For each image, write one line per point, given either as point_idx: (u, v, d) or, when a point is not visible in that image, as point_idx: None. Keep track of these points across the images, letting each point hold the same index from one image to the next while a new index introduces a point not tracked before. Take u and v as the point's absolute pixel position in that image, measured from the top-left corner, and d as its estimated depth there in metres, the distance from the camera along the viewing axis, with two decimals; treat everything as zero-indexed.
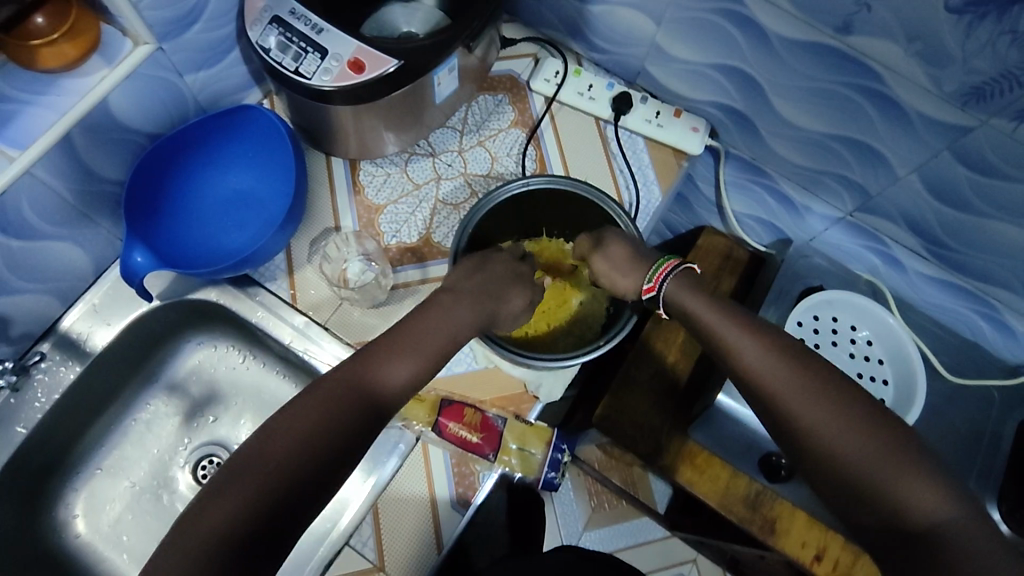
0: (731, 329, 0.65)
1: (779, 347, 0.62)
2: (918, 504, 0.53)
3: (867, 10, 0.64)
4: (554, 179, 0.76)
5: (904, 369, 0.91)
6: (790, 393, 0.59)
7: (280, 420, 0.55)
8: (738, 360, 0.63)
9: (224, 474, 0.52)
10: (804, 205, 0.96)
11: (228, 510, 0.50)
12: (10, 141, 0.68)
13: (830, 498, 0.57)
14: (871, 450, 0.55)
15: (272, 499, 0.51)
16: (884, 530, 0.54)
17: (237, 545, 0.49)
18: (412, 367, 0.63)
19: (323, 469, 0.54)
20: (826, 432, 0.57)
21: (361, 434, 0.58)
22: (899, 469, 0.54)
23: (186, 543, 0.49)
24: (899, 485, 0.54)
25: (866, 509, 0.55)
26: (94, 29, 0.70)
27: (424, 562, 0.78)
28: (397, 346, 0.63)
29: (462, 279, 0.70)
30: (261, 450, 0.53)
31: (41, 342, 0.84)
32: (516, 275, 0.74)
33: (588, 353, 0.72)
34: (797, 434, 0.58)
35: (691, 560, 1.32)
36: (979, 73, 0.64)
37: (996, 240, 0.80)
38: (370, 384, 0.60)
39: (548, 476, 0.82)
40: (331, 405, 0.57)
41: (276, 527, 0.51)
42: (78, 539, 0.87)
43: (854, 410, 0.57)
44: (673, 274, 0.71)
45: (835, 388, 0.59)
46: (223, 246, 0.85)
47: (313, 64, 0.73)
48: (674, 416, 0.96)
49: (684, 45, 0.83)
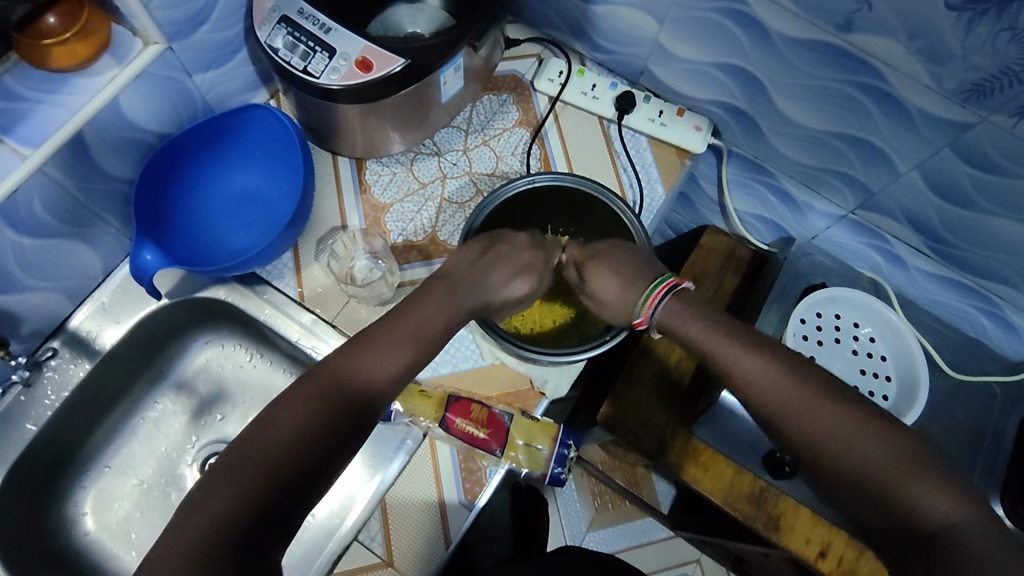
0: (733, 344, 0.65)
1: (781, 359, 0.63)
2: (919, 498, 0.54)
3: (869, 8, 0.65)
4: (558, 176, 0.78)
5: (907, 364, 0.92)
6: (795, 403, 0.60)
7: (278, 411, 0.56)
8: (736, 372, 0.64)
9: (222, 465, 0.53)
10: (806, 203, 0.97)
11: (225, 502, 0.50)
12: (22, 139, 0.68)
13: (838, 503, 0.58)
14: (875, 451, 0.56)
15: (270, 493, 0.52)
16: (895, 534, 0.54)
17: (237, 539, 0.49)
18: (407, 356, 0.63)
19: (320, 460, 0.55)
20: (835, 440, 0.57)
21: (358, 424, 0.58)
22: (908, 473, 0.55)
23: (183, 538, 0.49)
24: (908, 489, 0.54)
25: (876, 513, 0.55)
26: (104, 29, 0.70)
27: (432, 556, 0.78)
28: (392, 335, 0.64)
29: (459, 267, 0.73)
30: (259, 441, 0.54)
31: (51, 339, 0.85)
32: (520, 264, 0.75)
33: (592, 348, 0.74)
34: (803, 441, 0.59)
35: (694, 560, 1.31)
36: (979, 70, 0.65)
37: (998, 237, 0.81)
38: (367, 376, 0.60)
39: (554, 472, 0.83)
40: (328, 396, 0.58)
41: (275, 520, 0.52)
42: (86, 537, 0.87)
43: (860, 419, 0.58)
44: (661, 304, 0.71)
45: (840, 398, 0.60)
46: (232, 244, 0.86)
47: (321, 64, 0.74)
48: (678, 412, 0.96)
49: (686, 45, 0.84)
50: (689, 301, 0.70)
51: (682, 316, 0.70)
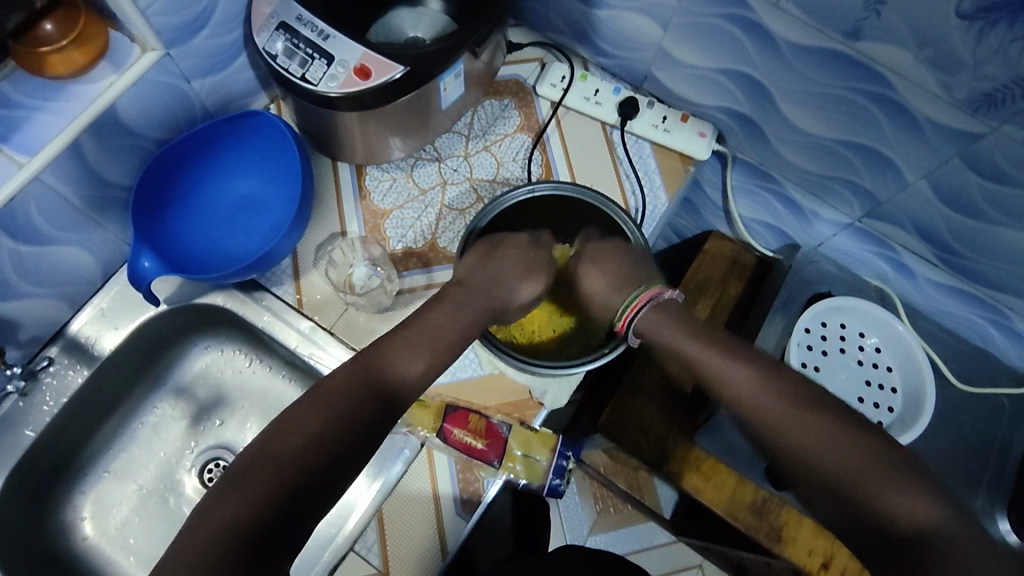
0: (719, 363, 0.66)
1: (765, 374, 0.64)
2: (906, 508, 0.55)
3: (877, 15, 0.64)
4: (558, 185, 0.75)
5: (914, 376, 0.92)
6: (784, 419, 0.61)
7: (292, 414, 0.56)
8: (726, 390, 0.64)
9: (238, 466, 0.53)
10: (812, 210, 0.96)
11: (240, 503, 0.51)
12: (18, 146, 0.68)
13: (828, 512, 0.59)
14: (859, 461, 0.58)
15: (283, 495, 0.52)
16: (881, 542, 0.56)
17: (249, 541, 0.49)
18: (425, 362, 0.64)
19: (334, 463, 0.55)
20: (823, 456, 0.58)
21: (372, 429, 0.58)
22: (893, 483, 0.56)
23: (193, 540, 0.49)
24: (893, 499, 0.56)
25: (867, 520, 0.56)
26: (101, 35, 0.70)
27: (429, 565, 0.78)
28: (410, 341, 0.64)
29: (471, 272, 0.71)
30: (274, 442, 0.54)
31: (49, 346, 0.85)
32: (528, 266, 0.73)
33: (591, 361, 0.70)
34: (793, 457, 0.60)
35: (697, 566, 1.30)
36: (989, 79, 0.63)
37: (1006, 247, 0.79)
38: (386, 378, 0.61)
39: (553, 483, 0.84)
40: (345, 398, 0.58)
41: (287, 522, 0.51)
42: (86, 542, 0.87)
43: (845, 431, 0.59)
44: (647, 307, 0.71)
45: (831, 410, 0.61)
46: (229, 251, 0.86)
47: (319, 70, 0.73)
48: (680, 422, 0.94)
49: (691, 51, 0.82)
50: (675, 318, 0.71)
51: (669, 335, 0.70)
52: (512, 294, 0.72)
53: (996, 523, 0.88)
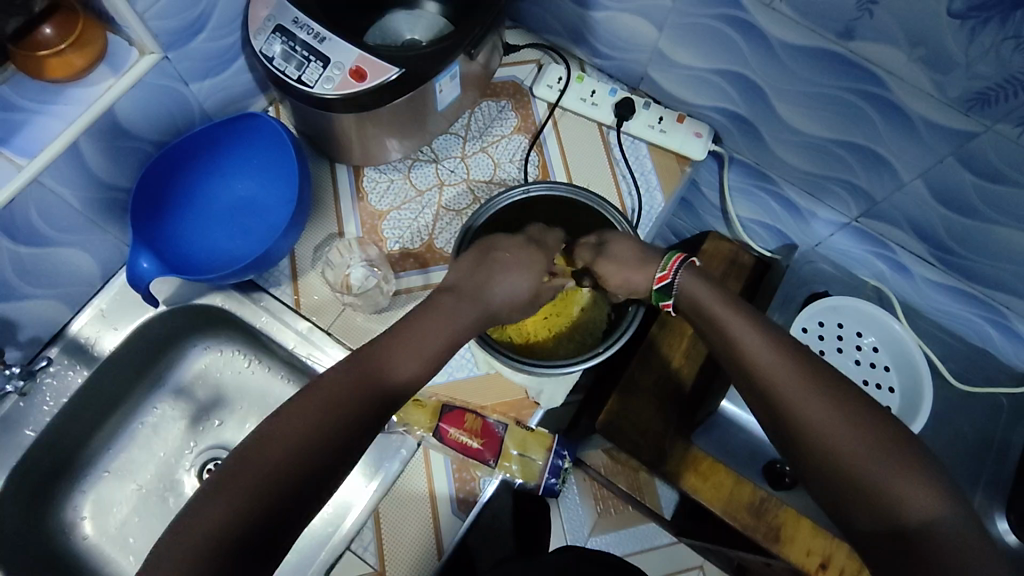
0: (741, 334, 0.64)
1: (787, 350, 0.62)
2: (914, 504, 0.53)
3: (869, 15, 0.64)
4: (553, 185, 0.77)
5: (912, 377, 0.91)
6: (801, 396, 0.59)
7: (283, 416, 0.56)
8: (745, 360, 0.62)
9: (227, 466, 0.53)
10: (809, 210, 0.96)
11: (230, 506, 0.51)
12: (17, 149, 0.69)
13: (829, 498, 0.57)
14: (872, 450, 0.56)
15: (273, 499, 0.52)
16: (883, 534, 0.54)
17: (239, 543, 0.50)
18: (416, 366, 0.63)
19: (325, 468, 0.55)
20: (835, 438, 0.56)
21: (362, 434, 0.58)
22: (905, 475, 0.54)
23: (185, 539, 0.50)
24: (903, 491, 0.54)
25: (864, 514, 0.55)
26: (99, 38, 0.71)
27: (425, 565, 0.78)
28: (402, 341, 0.63)
29: (465, 277, 0.70)
30: (263, 446, 0.54)
31: (50, 347, 0.85)
32: (522, 266, 0.72)
33: (588, 360, 0.71)
34: (803, 436, 0.58)
35: (698, 566, 1.28)
36: (982, 78, 0.63)
37: (1002, 246, 0.79)
38: (378, 382, 0.60)
39: (548, 482, 0.85)
40: (334, 404, 0.57)
41: (276, 525, 0.52)
42: (86, 541, 0.88)
43: (861, 418, 0.57)
44: (684, 265, 0.71)
45: (845, 399, 0.58)
46: (227, 251, 0.86)
47: (315, 73, 0.74)
48: (676, 422, 0.95)
49: (685, 51, 0.83)
50: (705, 284, 0.69)
51: (697, 297, 0.68)
52: (513, 296, 0.71)
53: (996, 523, 0.88)
